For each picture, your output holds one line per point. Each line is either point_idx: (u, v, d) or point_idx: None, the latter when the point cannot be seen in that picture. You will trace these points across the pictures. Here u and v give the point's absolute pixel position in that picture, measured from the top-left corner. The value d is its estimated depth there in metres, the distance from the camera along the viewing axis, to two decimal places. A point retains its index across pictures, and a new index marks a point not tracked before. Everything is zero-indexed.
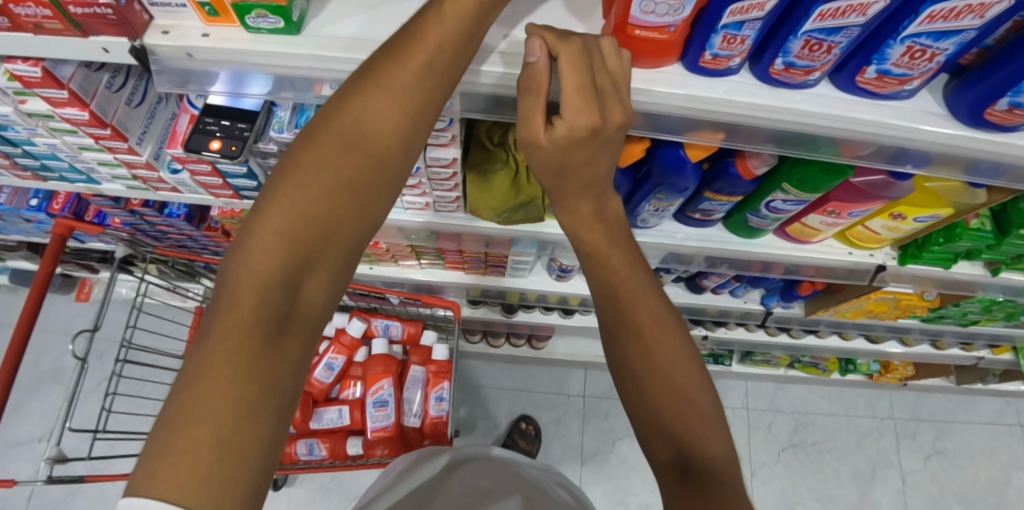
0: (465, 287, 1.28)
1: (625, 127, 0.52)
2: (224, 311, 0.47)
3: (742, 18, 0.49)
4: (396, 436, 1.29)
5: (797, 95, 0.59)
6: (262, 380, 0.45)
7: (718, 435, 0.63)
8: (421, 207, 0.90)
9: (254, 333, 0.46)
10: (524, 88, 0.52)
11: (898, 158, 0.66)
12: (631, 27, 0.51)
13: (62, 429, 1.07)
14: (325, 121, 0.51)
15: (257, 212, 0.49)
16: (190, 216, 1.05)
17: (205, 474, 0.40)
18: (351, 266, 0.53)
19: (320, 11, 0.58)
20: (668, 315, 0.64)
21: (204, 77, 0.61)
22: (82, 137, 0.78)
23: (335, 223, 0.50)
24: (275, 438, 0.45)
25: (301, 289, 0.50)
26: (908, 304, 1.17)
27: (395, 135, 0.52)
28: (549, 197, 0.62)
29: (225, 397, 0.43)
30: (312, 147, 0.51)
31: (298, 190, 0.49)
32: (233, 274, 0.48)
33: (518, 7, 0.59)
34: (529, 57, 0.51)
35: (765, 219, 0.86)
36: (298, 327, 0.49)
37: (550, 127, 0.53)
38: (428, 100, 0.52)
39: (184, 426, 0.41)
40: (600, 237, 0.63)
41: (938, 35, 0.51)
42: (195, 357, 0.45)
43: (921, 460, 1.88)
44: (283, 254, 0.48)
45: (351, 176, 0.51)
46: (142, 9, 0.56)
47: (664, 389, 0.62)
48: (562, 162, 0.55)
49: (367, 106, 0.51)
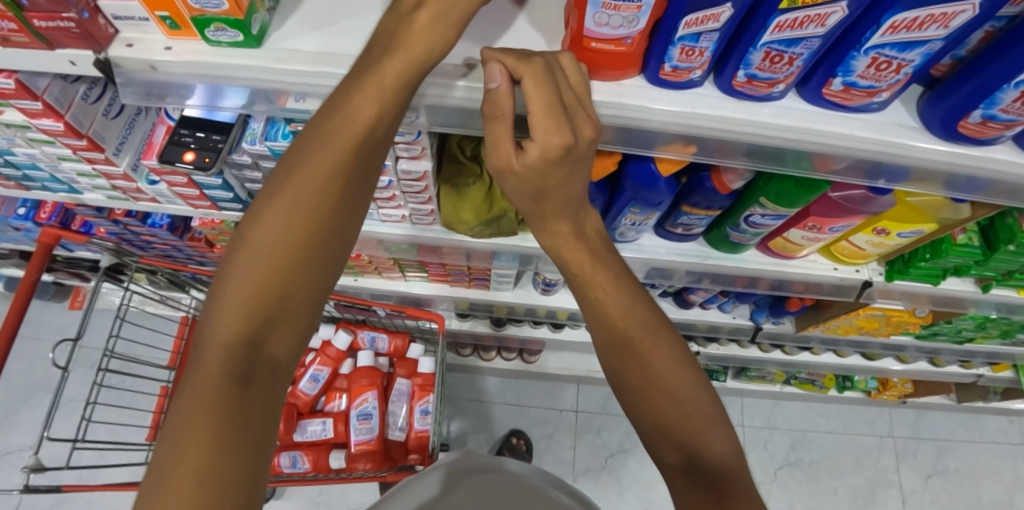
0: (453, 300, 1.27)
1: (596, 142, 0.51)
2: (203, 355, 0.49)
3: (698, 30, 0.49)
4: (379, 449, 1.28)
5: (764, 108, 0.58)
6: (237, 426, 0.47)
7: (723, 434, 0.59)
8: (398, 220, 0.90)
9: (230, 372, 0.48)
10: (489, 114, 0.50)
11: (873, 173, 0.65)
12: (587, 40, 0.51)
13: (40, 437, 1.06)
14: (283, 161, 0.52)
15: (230, 254, 0.52)
16: (172, 226, 1.05)
17: None
18: (323, 293, 0.55)
19: (282, 24, 0.58)
20: (659, 322, 0.62)
21: (181, 89, 0.61)
22: (60, 147, 0.79)
23: (301, 253, 0.52)
24: (256, 466, 0.46)
25: (273, 334, 0.51)
26: (899, 321, 1.15)
27: (358, 175, 0.53)
28: (528, 220, 0.60)
29: (208, 434, 0.45)
30: (275, 183, 0.52)
31: (277, 224, 0.51)
32: (208, 318, 0.51)
33: (481, 20, 0.59)
34: (489, 84, 0.49)
35: (745, 233, 0.85)
36: (266, 374, 0.51)
37: (521, 151, 0.52)
38: (381, 137, 0.53)
39: (168, 467, 0.43)
40: (583, 256, 0.60)
41: (903, 46, 0.50)
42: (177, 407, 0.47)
43: (922, 479, 1.83)
44: (255, 302, 0.50)
45: (312, 220, 0.52)
46: (107, 22, 0.56)
47: (665, 398, 0.59)
48: (541, 185, 0.53)
49: (323, 147, 0.51)
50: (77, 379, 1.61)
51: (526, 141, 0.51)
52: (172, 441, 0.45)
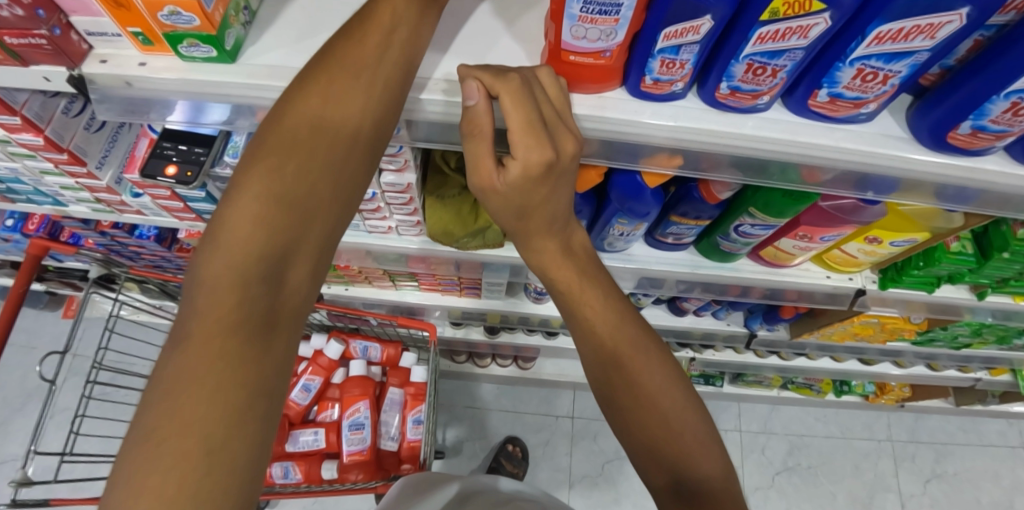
0: (445, 309, 1.27)
1: (577, 157, 0.49)
2: (200, 310, 0.43)
3: (678, 42, 0.48)
4: (371, 460, 1.28)
5: (749, 120, 0.57)
6: (249, 378, 0.41)
7: (711, 454, 0.59)
8: (385, 231, 0.89)
9: (235, 331, 0.42)
10: (468, 133, 0.48)
11: (862, 184, 0.64)
12: (566, 53, 0.50)
13: (27, 451, 1.05)
14: (291, 102, 0.48)
15: (230, 193, 0.45)
16: (160, 237, 1.05)
17: (195, 489, 0.37)
18: (336, 241, 0.49)
19: (258, 38, 0.57)
20: (648, 341, 0.61)
21: (163, 106, 0.60)
22: (42, 161, 0.78)
23: (313, 206, 0.47)
24: (267, 439, 0.41)
25: (286, 277, 0.46)
26: (894, 328, 1.14)
27: (367, 137, 0.49)
28: (513, 238, 0.58)
29: (213, 406, 0.39)
30: (280, 126, 0.47)
31: (289, 155, 0.46)
32: (205, 267, 0.44)
33: (460, 33, 0.58)
34: (466, 101, 0.48)
35: (736, 243, 0.84)
36: (284, 323, 0.45)
37: (501, 169, 0.50)
38: (387, 78, 0.50)
39: (165, 441, 0.37)
40: (572, 274, 0.59)
41: (889, 57, 0.49)
42: (173, 359, 0.41)
43: (921, 484, 1.82)
44: (262, 239, 0.44)
45: (325, 154, 0.47)
46: (80, 38, 0.55)
47: (654, 418, 0.58)
48: (523, 203, 0.51)
49: (330, 85, 0.48)
50: (70, 389, 1.60)
51: (505, 159, 0.49)
52: (168, 410, 0.38)
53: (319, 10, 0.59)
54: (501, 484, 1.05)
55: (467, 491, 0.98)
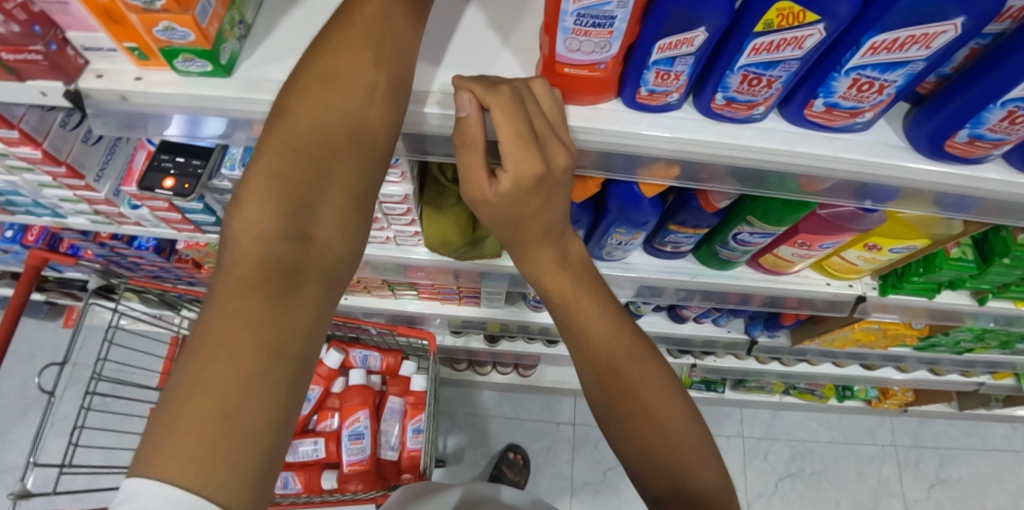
0: (445, 317, 1.26)
1: (570, 169, 0.48)
2: (227, 273, 0.43)
3: (672, 54, 0.47)
4: (371, 469, 1.27)
5: (745, 130, 0.57)
6: (271, 337, 0.41)
7: (707, 463, 0.59)
8: (383, 241, 0.89)
9: (258, 290, 0.42)
10: (458, 144, 0.47)
11: (860, 193, 0.63)
12: (560, 65, 0.50)
13: (26, 463, 1.04)
14: (308, 60, 0.48)
15: (270, 127, 0.46)
16: (159, 248, 1.05)
17: (205, 453, 0.36)
18: (369, 193, 0.48)
19: (253, 52, 0.57)
20: (645, 351, 0.60)
21: (159, 120, 0.60)
22: (40, 174, 0.78)
23: (329, 158, 0.46)
24: (288, 404, 0.40)
25: (314, 233, 0.45)
26: (896, 333, 1.13)
27: (378, 104, 0.49)
28: (508, 248, 0.57)
29: (236, 365, 0.39)
30: (295, 88, 0.48)
31: (300, 112, 0.46)
32: (229, 227, 0.44)
33: (455, 46, 0.58)
34: (458, 114, 0.47)
35: (735, 251, 0.84)
36: (312, 287, 0.44)
37: (494, 180, 0.48)
38: (399, 32, 0.51)
39: (189, 402, 0.38)
40: (567, 283, 0.58)
41: (884, 67, 0.49)
42: (206, 319, 0.41)
43: (925, 489, 1.81)
44: (281, 196, 0.44)
45: (343, 111, 0.47)
46: (76, 54, 0.55)
47: (651, 429, 0.58)
48: (516, 214, 0.50)
49: (341, 45, 0.49)
50: (70, 399, 1.59)
51: (498, 170, 0.48)
52: (193, 368, 0.39)
53: (314, 21, 0.58)
54: (502, 493, 1.05)
55: (470, 500, 0.98)
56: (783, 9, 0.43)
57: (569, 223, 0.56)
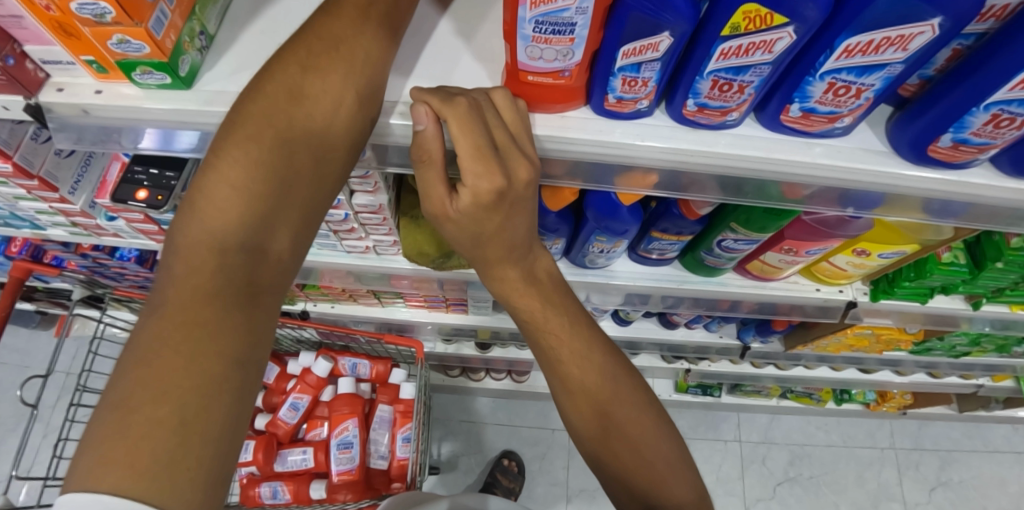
0: (434, 325, 1.25)
1: (533, 184, 0.46)
2: (177, 281, 0.42)
3: (638, 60, 0.45)
4: (360, 479, 1.26)
5: (720, 137, 0.56)
6: (226, 347, 0.40)
7: (683, 479, 0.58)
8: (363, 251, 0.88)
9: (214, 300, 0.42)
10: (416, 158, 0.45)
11: (842, 199, 0.62)
12: (523, 74, 0.48)
13: (9, 477, 1.02)
14: (271, 69, 0.47)
15: (228, 133, 0.45)
16: (141, 258, 1.03)
17: (163, 462, 0.35)
18: (323, 208, 0.49)
19: (216, 63, 0.56)
20: (616, 368, 0.59)
21: (128, 134, 0.58)
22: (13, 187, 0.77)
23: (293, 172, 0.46)
24: (244, 412, 0.40)
25: (268, 246, 0.45)
26: (890, 338, 1.12)
27: (343, 119, 0.48)
28: (475, 266, 0.55)
29: (194, 374, 0.38)
30: (258, 94, 0.46)
31: (262, 120, 0.45)
32: (184, 235, 0.43)
33: (421, 55, 0.57)
34: (416, 126, 0.45)
35: (721, 258, 0.82)
36: (264, 299, 0.45)
37: (455, 195, 0.47)
38: (365, 41, 0.50)
39: (138, 410, 0.36)
40: (535, 302, 0.57)
41: (860, 70, 0.47)
42: (154, 327, 0.40)
43: (926, 493, 1.78)
44: (239, 206, 0.44)
45: (305, 121, 0.47)
46: (36, 67, 0.54)
47: (624, 447, 0.57)
48: (476, 231, 0.49)
49: (311, 58, 0.48)
50: (61, 410, 1.59)
51: (458, 184, 0.46)
52: (142, 376, 0.38)
53: (280, 31, 0.57)
54: (491, 503, 1.02)
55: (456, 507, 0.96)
56: (749, 12, 0.42)
57: (535, 239, 0.54)
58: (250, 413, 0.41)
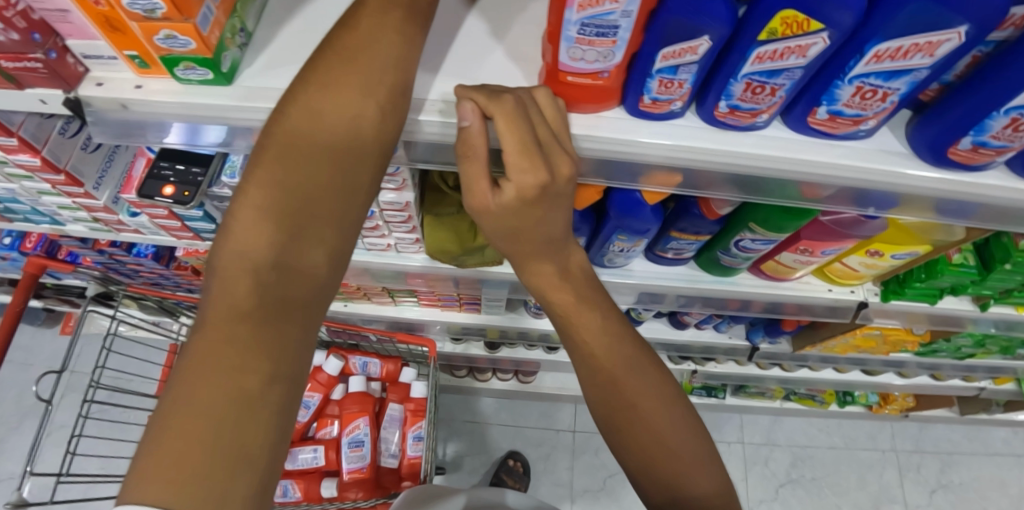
0: (445, 324, 1.26)
1: (573, 181, 0.48)
2: (215, 300, 0.44)
3: (676, 62, 0.47)
4: (370, 477, 1.27)
5: (747, 137, 0.57)
6: (259, 364, 0.42)
7: (707, 472, 0.59)
8: (383, 248, 0.89)
9: (247, 317, 0.43)
10: (461, 153, 0.47)
11: (861, 200, 0.64)
12: (562, 74, 0.49)
13: (23, 473, 1.02)
14: (297, 89, 0.49)
15: (258, 156, 0.47)
16: (158, 255, 1.04)
17: (199, 477, 0.37)
18: (359, 219, 0.50)
19: (254, 60, 0.57)
20: (645, 362, 0.60)
21: (159, 128, 0.59)
22: (38, 182, 0.77)
23: (322, 188, 0.47)
24: (278, 426, 0.41)
25: (299, 262, 0.46)
26: (897, 339, 1.14)
27: (368, 133, 0.49)
28: (510, 260, 0.57)
29: (227, 391, 0.40)
30: (286, 115, 0.48)
31: (289, 140, 0.47)
32: (219, 256, 0.45)
33: (455, 55, 0.58)
34: (461, 122, 0.46)
35: (736, 257, 0.84)
36: (298, 314, 0.45)
37: (497, 190, 0.48)
38: (384, 49, 0.51)
39: (177, 426, 0.38)
40: (568, 295, 0.58)
41: (888, 75, 0.48)
42: (194, 346, 0.42)
43: (926, 495, 1.80)
44: (268, 225, 0.45)
45: (333, 137, 0.48)
46: (76, 61, 0.55)
47: (650, 440, 0.58)
48: (516, 226, 0.50)
49: (332, 73, 0.49)
50: (67, 407, 1.59)
51: (502, 179, 0.47)
52: (181, 393, 0.39)
53: (317, 30, 0.58)
54: (507, 499, 1.03)
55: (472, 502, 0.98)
56: (787, 17, 0.43)
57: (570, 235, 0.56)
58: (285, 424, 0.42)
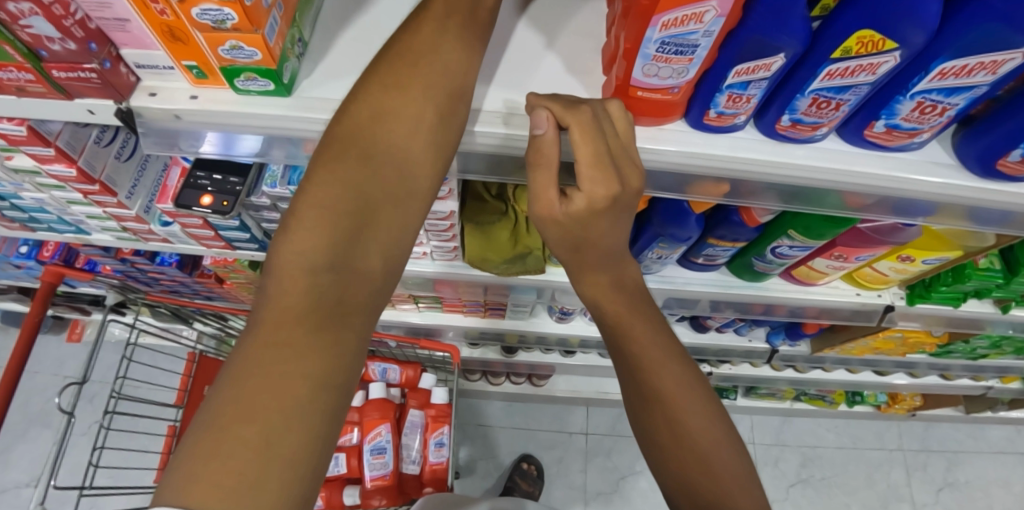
0: (466, 329, 1.26)
1: (642, 192, 0.48)
2: (272, 301, 0.42)
3: (748, 78, 0.47)
4: (394, 484, 1.26)
5: (802, 149, 0.57)
6: (313, 368, 0.40)
7: (749, 495, 0.58)
8: (417, 256, 0.89)
9: (304, 320, 0.41)
10: (532, 162, 0.47)
11: (906, 208, 0.64)
12: (633, 89, 0.50)
13: (45, 485, 1.01)
14: (359, 92, 0.48)
15: (319, 155, 0.46)
16: (182, 263, 1.03)
17: (245, 485, 0.34)
18: (413, 225, 0.48)
19: (311, 71, 0.57)
20: (692, 379, 0.61)
21: (190, 137, 0.59)
22: (70, 192, 0.76)
23: (380, 191, 0.46)
24: (326, 436, 0.39)
25: (355, 265, 0.44)
26: (915, 341, 1.15)
27: (427, 139, 0.49)
28: (566, 269, 0.58)
29: (281, 395, 0.38)
30: (346, 116, 0.47)
31: (350, 142, 0.46)
32: (276, 255, 0.43)
33: (512, 67, 0.58)
34: (534, 130, 0.46)
35: (771, 263, 0.84)
36: (353, 320, 0.43)
37: (564, 200, 0.49)
38: (446, 55, 0.50)
39: (228, 428, 0.36)
40: (621, 308, 0.59)
41: (950, 91, 0.49)
42: (250, 346, 0.40)
43: (933, 493, 1.83)
44: (327, 225, 0.43)
45: (391, 141, 0.47)
46: (128, 71, 0.54)
47: (693, 457, 0.58)
48: (578, 236, 0.51)
49: (394, 77, 0.49)
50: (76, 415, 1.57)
51: (571, 190, 0.48)
52: (233, 394, 0.37)
53: (372, 40, 0.58)
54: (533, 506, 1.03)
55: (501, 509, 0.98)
56: (864, 37, 0.43)
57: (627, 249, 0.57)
58: (335, 437, 0.40)
